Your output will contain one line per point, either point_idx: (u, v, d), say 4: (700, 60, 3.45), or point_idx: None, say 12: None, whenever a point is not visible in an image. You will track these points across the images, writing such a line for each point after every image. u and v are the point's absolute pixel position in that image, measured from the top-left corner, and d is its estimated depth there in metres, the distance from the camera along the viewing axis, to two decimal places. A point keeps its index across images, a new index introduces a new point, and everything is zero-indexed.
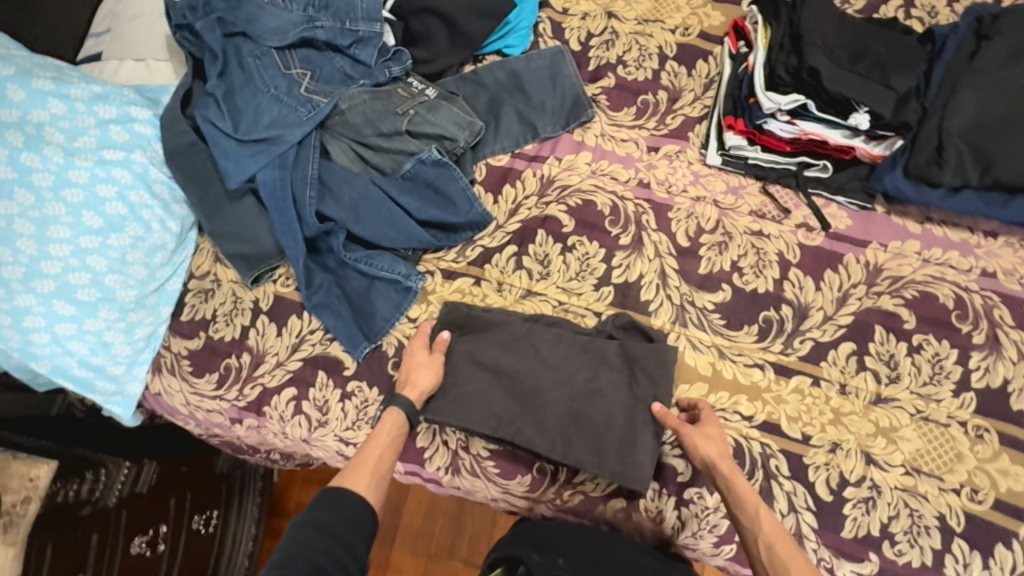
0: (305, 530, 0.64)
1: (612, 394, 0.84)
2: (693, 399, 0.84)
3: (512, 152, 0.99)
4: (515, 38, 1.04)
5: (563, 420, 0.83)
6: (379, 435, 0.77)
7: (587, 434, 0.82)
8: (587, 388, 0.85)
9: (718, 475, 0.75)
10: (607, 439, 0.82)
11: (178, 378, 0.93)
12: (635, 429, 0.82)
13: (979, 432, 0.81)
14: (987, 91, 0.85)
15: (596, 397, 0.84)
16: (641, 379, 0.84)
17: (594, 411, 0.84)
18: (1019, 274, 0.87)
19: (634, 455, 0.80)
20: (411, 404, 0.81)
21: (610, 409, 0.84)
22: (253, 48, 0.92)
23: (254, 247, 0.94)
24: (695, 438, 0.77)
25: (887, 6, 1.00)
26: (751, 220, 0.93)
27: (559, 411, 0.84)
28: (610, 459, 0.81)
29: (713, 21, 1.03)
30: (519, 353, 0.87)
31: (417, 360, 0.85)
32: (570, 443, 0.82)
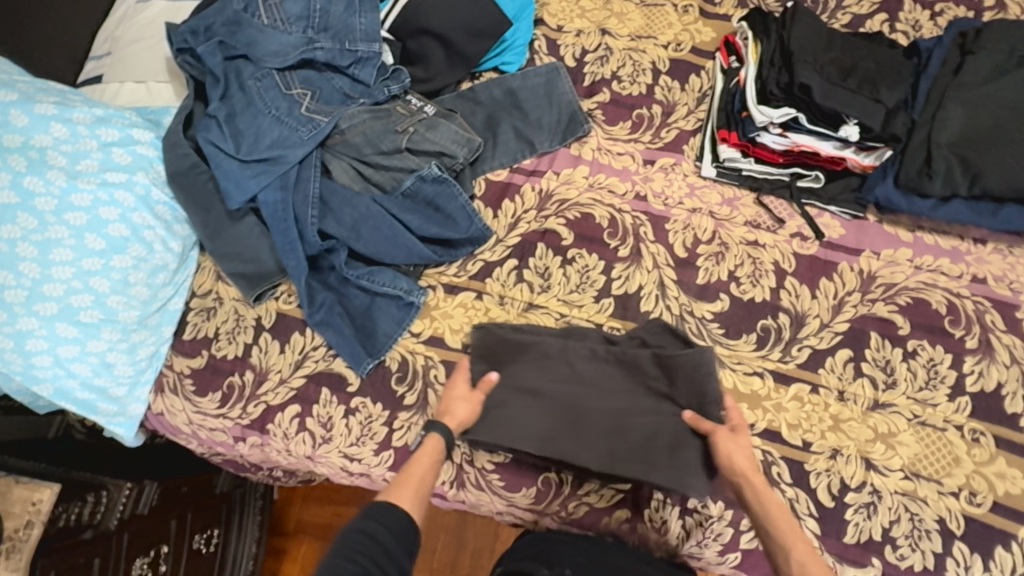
0: (354, 536, 0.64)
1: (652, 404, 0.85)
2: (733, 417, 0.81)
3: (511, 168, 1.01)
4: (511, 55, 1.05)
5: (607, 432, 0.84)
6: (424, 455, 0.77)
7: (633, 445, 0.84)
8: (627, 399, 0.86)
9: (746, 488, 0.75)
10: (654, 447, 0.83)
11: (181, 398, 0.94)
12: (683, 437, 0.83)
13: (975, 435, 0.82)
14: (973, 105, 0.87)
15: (636, 407, 0.85)
16: (682, 386, 0.83)
17: (635, 422, 0.85)
18: (1009, 279, 0.89)
19: (687, 462, 0.82)
20: (448, 429, 0.80)
21: (650, 418, 0.85)
22: (254, 70, 0.93)
23: (255, 266, 0.95)
24: (728, 447, 0.78)
25: (872, 21, 1.03)
26: (746, 230, 0.95)
27: (600, 423, 0.85)
28: (661, 468, 0.82)
29: (704, 37, 1.06)
30: (555, 371, 0.87)
31: (456, 394, 0.85)
32: (617, 456, 0.83)
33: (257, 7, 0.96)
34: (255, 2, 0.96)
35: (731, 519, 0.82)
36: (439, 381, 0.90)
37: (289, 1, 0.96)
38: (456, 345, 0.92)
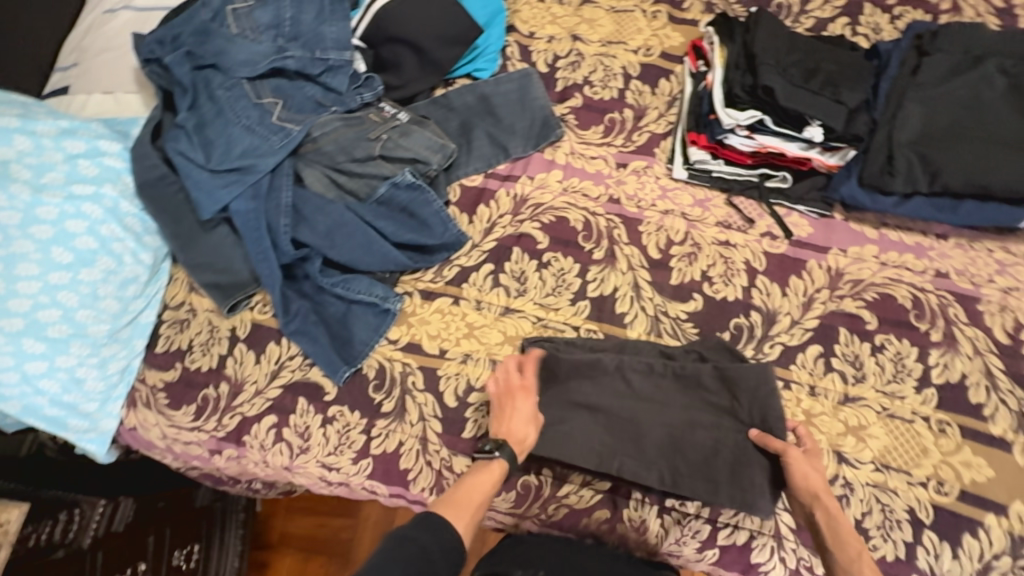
0: (406, 543, 0.64)
1: (714, 419, 0.84)
2: (807, 440, 0.82)
3: (485, 173, 1.02)
4: (484, 61, 1.06)
5: (667, 449, 0.84)
6: (486, 476, 0.77)
7: (695, 462, 0.83)
8: (690, 415, 0.85)
9: (818, 510, 0.76)
10: (717, 465, 0.82)
11: (154, 411, 0.92)
12: (746, 456, 0.81)
13: (941, 426, 0.84)
14: (932, 105, 0.90)
15: (697, 423, 0.84)
16: (745, 401, 0.83)
17: (697, 438, 0.84)
18: (970, 273, 0.91)
19: (753, 480, 0.80)
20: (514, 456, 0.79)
21: (714, 435, 0.83)
22: (223, 80, 0.92)
23: (229, 276, 0.94)
24: (802, 466, 0.78)
25: (834, 25, 1.06)
26: (718, 230, 0.97)
27: (659, 439, 0.84)
28: (724, 486, 0.81)
29: (673, 41, 1.08)
30: (611, 387, 0.86)
31: (518, 412, 0.82)
32: (678, 473, 0.82)
33: (225, 16, 0.95)
34: (224, 12, 0.95)
35: (708, 516, 0.83)
36: (417, 388, 0.90)
37: (258, 10, 0.96)
38: (434, 351, 0.91)
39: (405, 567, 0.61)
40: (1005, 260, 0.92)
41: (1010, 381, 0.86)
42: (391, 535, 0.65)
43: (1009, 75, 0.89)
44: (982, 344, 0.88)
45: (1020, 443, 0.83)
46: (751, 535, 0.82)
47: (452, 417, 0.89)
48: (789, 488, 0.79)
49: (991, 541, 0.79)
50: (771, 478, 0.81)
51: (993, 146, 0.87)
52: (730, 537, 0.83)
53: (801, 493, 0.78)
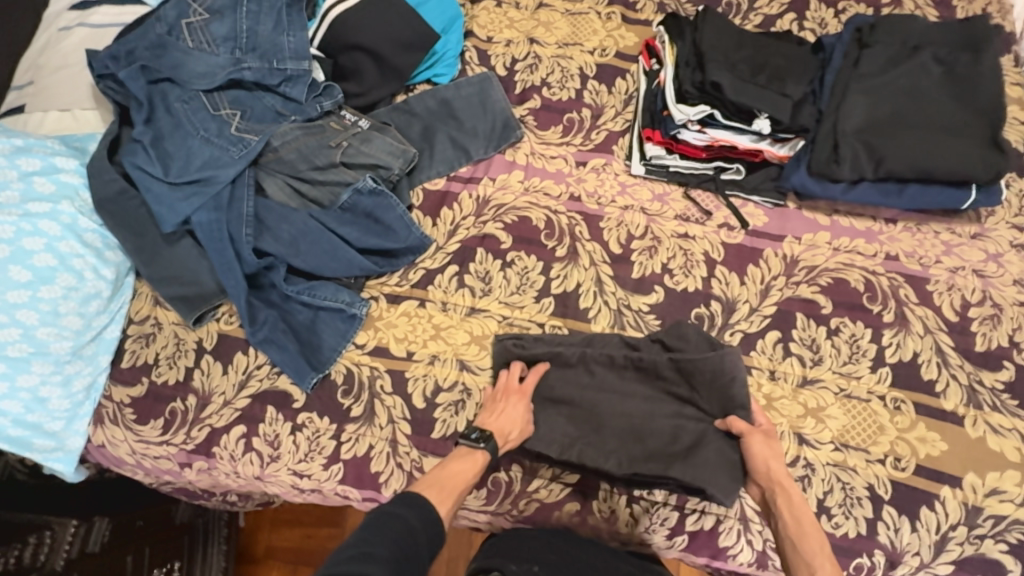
0: (393, 521, 0.67)
1: (674, 407, 0.87)
2: (763, 421, 0.85)
3: (448, 176, 1.03)
4: (443, 66, 1.08)
5: (625, 436, 0.86)
6: (471, 465, 0.80)
7: (654, 447, 0.85)
8: (650, 404, 0.88)
9: (779, 496, 0.80)
10: (674, 449, 0.85)
11: (122, 427, 0.92)
12: (704, 441, 0.85)
13: (896, 404, 0.87)
14: (873, 94, 0.93)
15: (656, 410, 0.87)
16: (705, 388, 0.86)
17: (656, 424, 0.86)
18: (919, 255, 0.95)
19: (706, 463, 0.83)
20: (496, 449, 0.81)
21: (670, 421, 0.87)
22: (181, 93, 0.94)
23: (195, 288, 0.94)
24: (762, 451, 0.82)
25: (781, 21, 1.10)
26: (677, 223, 0.99)
27: (619, 427, 0.87)
28: (677, 468, 0.83)
29: (628, 41, 1.10)
30: (577, 379, 0.90)
31: (509, 416, 0.84)
32: (635, 458, 0.84)
33: (180, 29, 0.96)
34: (178, 25, 0.96)
35: (675, 503, 0.85)
36: (386, 391, 0.90)
37: (214, 22, 0.97)
38: (402, 354, 0.92)
39: (392, 542, 0.64)
40: (951, 241, 0.95)
41: (960, 357, 0.89)
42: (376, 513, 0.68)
43: (943, 63, 0.94)
44: (932, 323, 0.91)
45: (971, 416, 0.86)
46: (718, 519, 0.84)
47: (421, 418, 0.89)
48: (750, 473, 0.83)
49: (947, 513, 0.82)
50: (726, 462, 0.84)
51: (931, 131, 0.90)
52: (697, 522, 0.84)
53: (762, 476, 0.81)
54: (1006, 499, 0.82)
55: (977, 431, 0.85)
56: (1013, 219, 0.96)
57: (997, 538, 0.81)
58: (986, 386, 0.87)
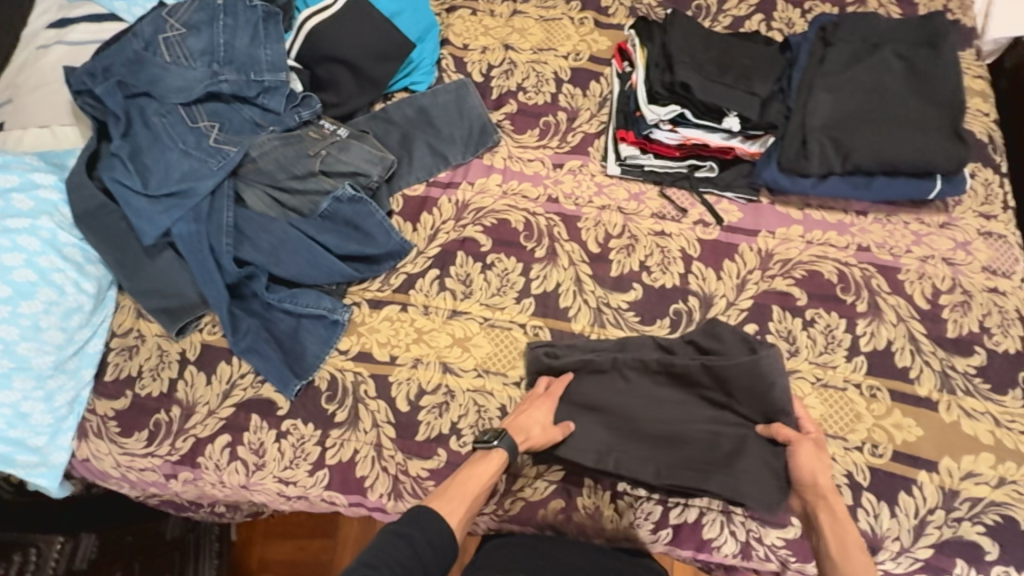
0: (399, 542, 0.69)
1: (711, 413, 0.87)
2: (812, 429, 0.84)
3: (427, 182, 1.04)
4: (419, 75, 1.10)
5: (661, 442, 0.86)
6: (487, 466, 0.80)
7: (691, 455, 0.85)
8: (688, 410, 0.87)
9: (822, 507, 0.78)
10: (713, 457, 0.85)
11: (106, 441, 0.92)
12: (745, 449, 0.85)
13: (873, 391, 0.89)
14: (838, 91, 0.95)
15: (695, 416, 0.87)
16: (746, 392, 0.85)
17: (694, 431, 0.86)
18: (889, 245, 0.97)
19: (745, 470, 0.83)
20: (512, 447, 0.81)
21: (710, 427, 0.86)
22: (158, 107, 0.95)
23: (177, 299, 0.94)
24: (810, 461, 0.81)
25: (750, 21, 1.12)
26: (653, 222, 1.00)
27: (654, 434, 0.86)
28: (715, 477, 0.83)
29: (600, 45, 1.12)
30: (611, 386, 0.89)
31: (534, 419, 0.84)
32: (672, 465, 0.84)
33: (157, 45, 0.97)
34: (155, 40, 0.97)
35: (659, 497, 0.86)
36: (369, 396, 0.91)
37: (191, 37, 0.98)
38: (385, 358, 0.93)
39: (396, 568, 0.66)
40: (920, 231, 0.97)
41: (932, 343, 0.91)
42: (384, 531, 0.71)
43: (905, 58, 0.96)
44: (905, 311, 0.92)
45: (945, 401, 0.87)
46: (701, 512, 0.85)
47: (405, 421, 0.90)
48: (796, 483, 0.82)
49: (925, 497, 0.84)
50: (767, 470, 0.84)
51: (897, 125, 0.93)
52: (681, 515, 0.86)
53: (806, 486, 0.80)
54: (981, 481, 0.84)
55: (951, 415, 0.87)
56: (979, 207, 0.99)
57: (974, 520, 0.83)
58: (959, 371, 0.89)
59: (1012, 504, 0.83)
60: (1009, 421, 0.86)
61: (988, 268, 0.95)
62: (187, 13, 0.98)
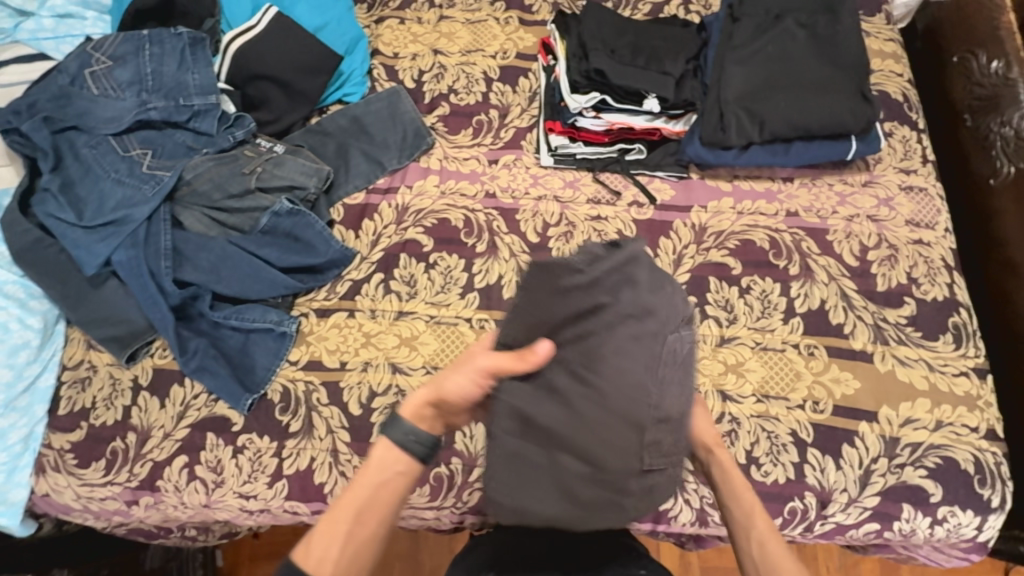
0: None
1: (576, 399, 0.61)
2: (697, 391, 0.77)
3: (366, 189, 1.06)
4: (351, 86, 1.12)
5: (548, 445, 0.63)
6: (367, 469, 0.65)
7: (544, 472, 0.63)
8: (592, 398, 0.61)
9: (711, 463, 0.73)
10: (547, 468, 0.63)
11: (64, 474, 0.92)
12: (594, 452, 0.61)
13: (810, 349, 0.91)
14: (749, 64, 0.99)
15: (672, 392, 0.63)
16: (611, 348, 0.61)
17: (574, 433, 0.61)
18: (816, 208, 1.00)
19: (551, 484, 0.63)
20: (404, 434, 0.66)
21: (687, 413, 0.65)
22: (88, 138, 0.97)
23: (125, 327, 0.94)
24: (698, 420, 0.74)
25: (669, 7, 1.16)
26: (589, 207, 1.03)
27: (559, 443, 0.62)
28: (554, 499, 0.63)
29: (527, 42, 1.15)
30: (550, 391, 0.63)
31: (467, 356, 0.66)
32: (529, 486, 0.64)
33: (84, 78, 0.99)
34: (81, 74, 0.99)
35: None
36: (322, 403, 0.92)
37: (118, 68, 1.00)
38: (335, 365, 0.94)
39: None
40: (844, 192, 1.01)
41: (863, 298, 0.94)
42: None
43: (806, 26, 1.01)
44: (835, 270, 0.95)
45: (879, 352, 0.90)
46: None
47: (359, 424, 0.91)
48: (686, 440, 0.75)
49: (867, 447, 0.86)
50: (574, 474, 0.62)
51: (805, 91, 0.97)
52: None
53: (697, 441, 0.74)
54: (919, 426, 0.87)
55: (887, 365, 0.90)
56: (898, 163, 1.02)
57: (915, 465, 0.85)
58: (891, 322, 0.92)
59: (949, 445, 0.86)
60: (941, 365, 0.90)
61: (912, 221, 0.98)
62: (112, 46, 1.00)
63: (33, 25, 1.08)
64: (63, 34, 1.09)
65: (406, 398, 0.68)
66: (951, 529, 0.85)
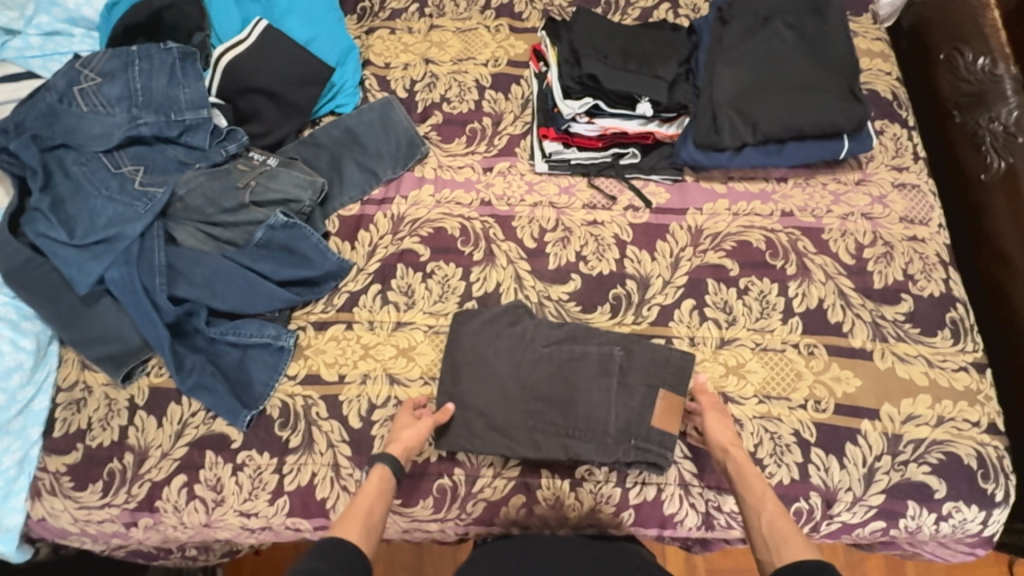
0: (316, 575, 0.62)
1: (488, 376, 0.90)
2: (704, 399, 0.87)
3: (361, 200, 1.06)
4: (343, 97, 1.12)
5: (465, 403, 0.89)
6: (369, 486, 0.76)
7: (466, 423, 0.88)
8: (493, 373, 0.90)
9: (729, 462, 0.80)
10: (469, 419, 0.88)
11: (61, 497, 0.90)
12: (502, 409, 0.88)
13: (810, 349, 0.91)
14: (738, 66, 1.00)
15: (549, 380, 0.90)
16: (501, 343, 0.92)
17: (483, 395, 0.89)
18: (811, 208, 1.00)
19: (475, 435, 0.88)
20: (396, 460, 0.80)
21: (592, 398, 0.88)
22: (78, 156, 0.96)
23: (120, 346, 0.93)
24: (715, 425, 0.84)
25: (658, 11, 1.16)
26: (585, 212, 1.03)
27: (467, 408, 0.89)
28: (475, 442, 0.87)
29: (517, 50, 1.16)
30: (471, 368, 0.91)
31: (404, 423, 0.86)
32: (460, 434, 0.88)
33: (72, 95, 0.98)
34: (70, 92, 0.98)
35: (617, 480, 0.88)
36: (322, 417, 0.91)
37: (107, 84, 0.99)
38: (333, 378, 0.93)
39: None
40: (838, 191, 1.01)
41: (861, 296, 0.94)
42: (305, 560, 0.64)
43: (793, 27, 1.02)
44: (832, 269, 0.96)
45: (879, 350, 0.91)
46: (659, 488, 0.87)
47: (359, 438, 0.90)
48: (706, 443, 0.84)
49: (870, 445, 0.86)
50: (485, 425, 0.88)
51: (795, 92, 0.97)
52: (641, 494, 0.87)
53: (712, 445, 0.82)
54: (921, 422, 0.87)
55: (886, 362, 0.90)
56: (890, 161, 1.03)
57: (919, 461, 0.85)
58: (889, 319, 0.92)
59: (952, 441, 0.86)
60: (940, 360, 0.90)
61: (905, 218, 0.99)
62: (100, 62, 0.99)
63: (19, 43, 1.07)
64: (51, 52, 1.08)
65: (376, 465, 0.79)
66: (957, 525, 0.85)
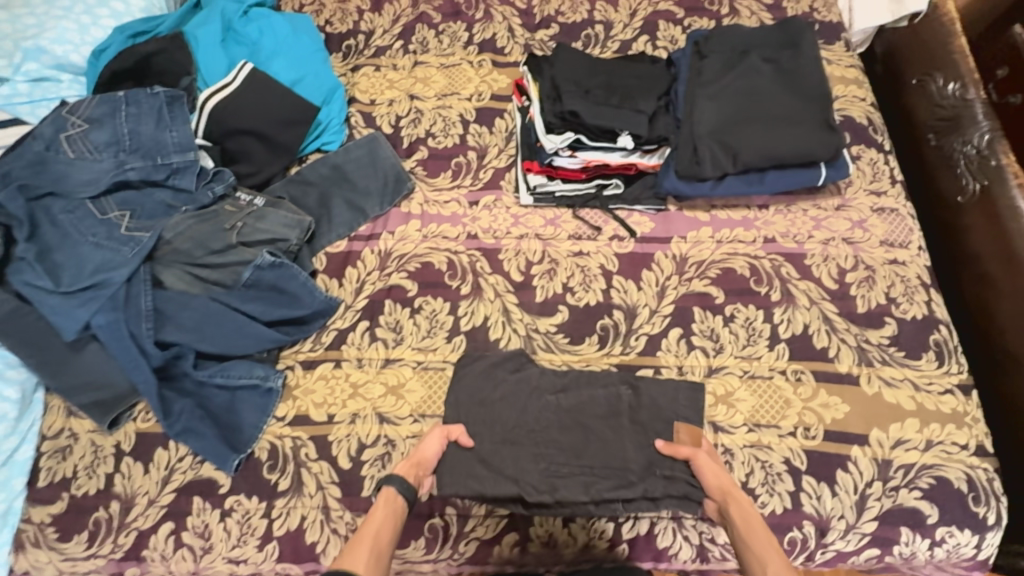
0: None
1: (483, 414, 0.91)
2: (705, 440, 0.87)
3: (348, 237, 1.06)
4: (329, 134, 1.13)
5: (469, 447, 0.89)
6: (377, 511, 0.78)
7: (470, 468, 0.88)
8: (496, 415, 0.91)
9: (732, 506, 0.79)
10: (473, 463, 0.88)
11: (45, 549, 0.89)
12: (508, 452, 0.89)
13: (797, 375, 0.92)
14: (717, 99, 1.02)
15: (558, 421, 0.90)
16: (503, 385, 0.93)
17: (491, 439, 0.90)
18: (793, 233, 1.02)
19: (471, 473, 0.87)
20: (404, 480, 0.81)
21: (606, 436, 0.89)
22: (65, 204, 0.96)
23: (106, 392, 0.92)
24: (712, 467, 0.84)
25: (637, 44, 1.19)
26: (571, 243, 1.04)
27: (462, 453, 0.89)
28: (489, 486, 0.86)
29: (500, 84, 1.18)
30: (472, 411, 0.92)
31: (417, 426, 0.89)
32: (475, 478, 0.87)
33: (59, 143, 0.98)
34: (56, 139, 0.98)
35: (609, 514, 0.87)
36: (311, 459, 0.90)
37: (94, 130, 1.00)
38: (322, 419, 0.93)
39: None
40: (818, 216, 1.03)
41: (845, 320, 0.95)
42: None
43: (771, 62, 1.05)
44: (816, 294, 0.97)
45: (865, 374, 0.91)
46: (652, 521, 0.87)
47: (349, 478, 0.89)
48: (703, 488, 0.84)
49: (861, 472, 0.86)
50: (484, 466, 0.88)
51: (774, 122, 1.00)
52: (633, 528, 0.87)
53: (711, 489, 0.82)
54: (910, 447, 0.87)
55: (873, 387, 0.91)
56: (868, 186, 1.05)
57: (910, 486, 0.85)
58: (874, 343, 0.93)
59: (941, 464, 0.86)
60: (926, 384, 0.91)
61: (886, 242, 1.00)
62: (87, 108, 1.00)
63: (7, 90, 1.07)
64: (38, 98, 1.09)
65: (386, 485, 0.81)
66: (951, 550, 0.85)
